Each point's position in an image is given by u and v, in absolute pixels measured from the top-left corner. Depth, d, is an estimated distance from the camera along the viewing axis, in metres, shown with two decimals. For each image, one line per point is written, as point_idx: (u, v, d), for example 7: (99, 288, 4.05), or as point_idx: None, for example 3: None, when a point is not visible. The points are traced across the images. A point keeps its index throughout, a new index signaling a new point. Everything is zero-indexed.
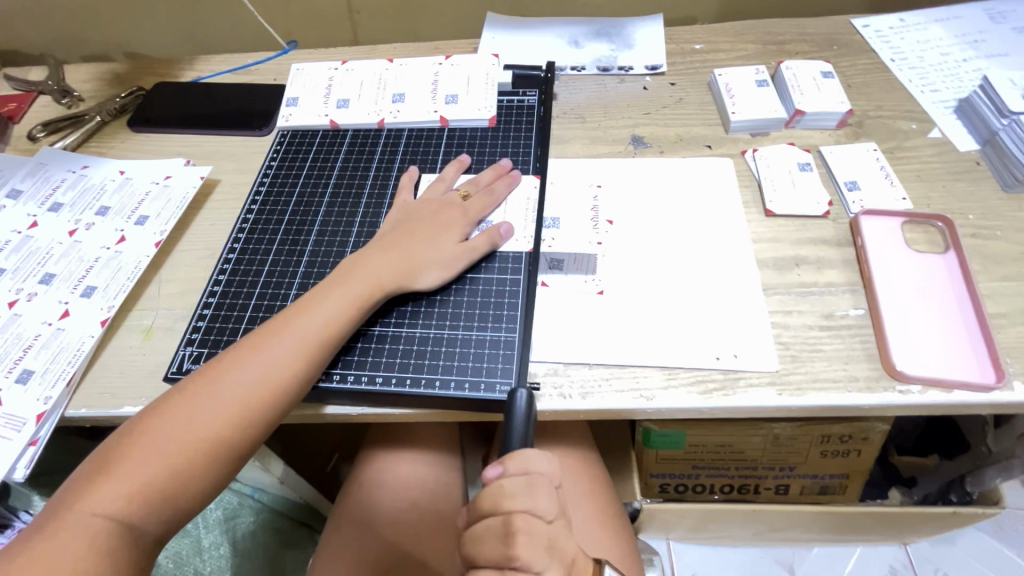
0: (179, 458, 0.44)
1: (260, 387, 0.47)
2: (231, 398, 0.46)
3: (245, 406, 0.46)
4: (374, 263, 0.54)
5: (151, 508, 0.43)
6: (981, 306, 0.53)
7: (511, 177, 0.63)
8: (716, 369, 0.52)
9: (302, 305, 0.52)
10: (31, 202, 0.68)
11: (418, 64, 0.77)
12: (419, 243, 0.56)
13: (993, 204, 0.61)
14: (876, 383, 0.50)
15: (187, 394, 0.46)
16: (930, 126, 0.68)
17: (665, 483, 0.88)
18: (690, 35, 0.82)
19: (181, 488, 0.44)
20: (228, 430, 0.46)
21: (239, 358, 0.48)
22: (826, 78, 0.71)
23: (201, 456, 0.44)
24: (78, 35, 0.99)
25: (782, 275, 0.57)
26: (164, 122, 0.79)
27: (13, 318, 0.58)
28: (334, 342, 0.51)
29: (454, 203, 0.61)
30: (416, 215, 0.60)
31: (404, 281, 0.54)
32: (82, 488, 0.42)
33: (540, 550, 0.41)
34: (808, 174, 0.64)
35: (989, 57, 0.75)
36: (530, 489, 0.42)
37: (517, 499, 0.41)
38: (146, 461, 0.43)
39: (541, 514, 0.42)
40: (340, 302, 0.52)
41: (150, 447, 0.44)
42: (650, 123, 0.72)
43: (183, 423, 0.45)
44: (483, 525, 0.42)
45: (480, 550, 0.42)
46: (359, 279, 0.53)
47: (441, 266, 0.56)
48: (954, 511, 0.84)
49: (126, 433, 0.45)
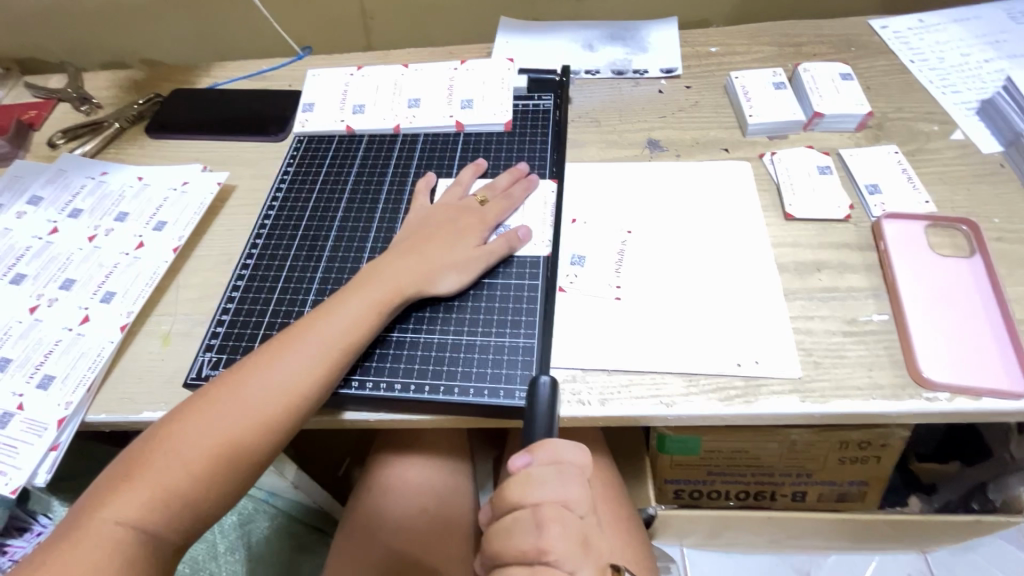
0: (200, 465, 0.44)
1: (280, 394, 0.47)
2: (251, 404, 0.46)
3: (265, 413, 0.46)
4: (393, 268, 0.54)
5: (171, 516, 0.43)
6: (1009, 310, 0.52)
7: (528, 182, 0.64)
8: (737, 376, 0.51)
9: (322, 312, 0.52)
10: (51, 208, 0.69)
11: (433, 69, 0.77)
12: (437, 248, 0.56)
13: (1019, 207, 0.59)
14: (902, 391, 0.49)
15: (207, 400, 0.46)
16: (953, 128, 0.67)
17: (680, 489, 0.88)
18: (705, 38, 0.82)
19: (201, 495, 0.44)
20: (248, 437, 0.46)
21: (260, 364, 0.48)
22: (845, 80, 0.70)
23: (222, 463, 0.45)
24: (96, 43, 1.00)
25: (803, 280, 0.56)
26: (181, 128, 0.79)
27: (34, 323, 0.59)
28: (353, 348, 0.51)
29: (471, 208, 0.61)
30: (434, 220, 0.60)
31: (423, 287, 0.54)
32: (104, 494, 0.42)
33: (571, 543, 0.40)
34: (828, 177, 0.63)
35: (1012, 57, 0.74)
36: (559, 476, 0.42)
37: (547, 488, 0.41)
38: (168, 467, 0.43)
39: (571, 506, 0.42)
40: (359, 307, 0.52)
41: (171, 454, 0.44)
42: (666, 126, 0.71)
43: (204, 429, 0.45)
44: (513, 518, 0.41)
45: (509, 545, 0.41)
46: (378, 285, 0.53)
47: (459, 270, 0.56)
48: (976, 519, 0.82)
49: (148, 439, 0.45)
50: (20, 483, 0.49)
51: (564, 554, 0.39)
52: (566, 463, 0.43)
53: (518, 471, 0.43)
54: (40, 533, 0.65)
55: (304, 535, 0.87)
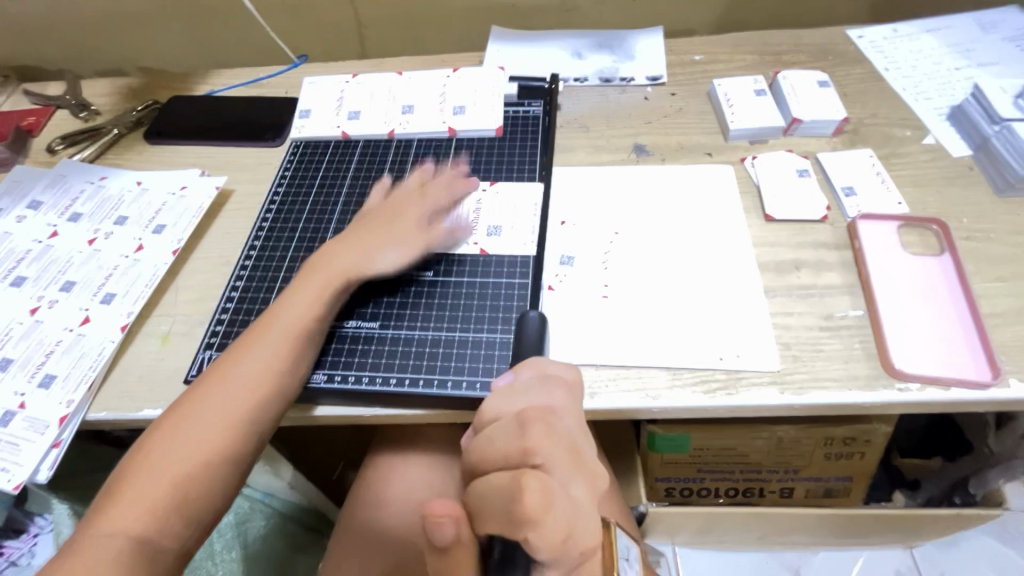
0: (187, 470, 0.46)
1: (248, 392, 0.49)
2: (224, 404, 0.49)
3: (234, 413, 0.49)
4: (334, 255, 0.57)
5: (167, 519, 0.45)
6: (976, 306, 0.55)
7: (460, 171, 0.67)
8: (719, 369, 0.53)
9: (271, 311, 0.54)
10: (51, 213, 0.70)
11: (426, 76, 0.79)
12: (379, 230, 0.59)
13: (987, 208, 0.62)
14: (876, 382, 0.52)
15: (183, 409, 0.49)
16: (924, 133, 0.70)
17: (670, 487, 0.90)
18: (690, 47, 0.85)
19: (193, 499, 0.46)
20: (227, 437, 0.48)
21: (226, 369, 0.50)
22: (822, 87, 0.73)
23: (205, 463, 0.47)
24: (92, 50, 1.02)
25: (783, 278, 0.59)
26: (179, 134, 0.81)
27: (35, 324, 0.60)
28: (309, 339, 0.53)
29: (413, 194, 0.63)
30: (373, 210, 0.62)
31: (362, 273, 0.57)
32: (102, 508, 0.44)
33: (562, 452, 0.35)
34: (806, 180, 0.66)
35: (981, 65, 0.77)
36: (544, 388, 0.39)
37: (529, 397, 0.38)
38: (157, 475, 0.45)
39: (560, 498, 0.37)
40: (307, 296, 0.54)
41: (158, 464, 0.46)
42: (652, 132, 0.74)
43: (187, 435, 0.47)
44: (494, 428, 0.37)
45: (490, 455, 0.35)
46: (317, 277, 0.55)
47: (399, 246, 0.59)
48: (958, 513, 0.84)
49: (133, 455, 0.47)
50: (22, 480, 0.50)
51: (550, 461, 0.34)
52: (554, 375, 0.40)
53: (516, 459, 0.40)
54: (36, 533, 0.68)
55: (300, 535, 0.89)
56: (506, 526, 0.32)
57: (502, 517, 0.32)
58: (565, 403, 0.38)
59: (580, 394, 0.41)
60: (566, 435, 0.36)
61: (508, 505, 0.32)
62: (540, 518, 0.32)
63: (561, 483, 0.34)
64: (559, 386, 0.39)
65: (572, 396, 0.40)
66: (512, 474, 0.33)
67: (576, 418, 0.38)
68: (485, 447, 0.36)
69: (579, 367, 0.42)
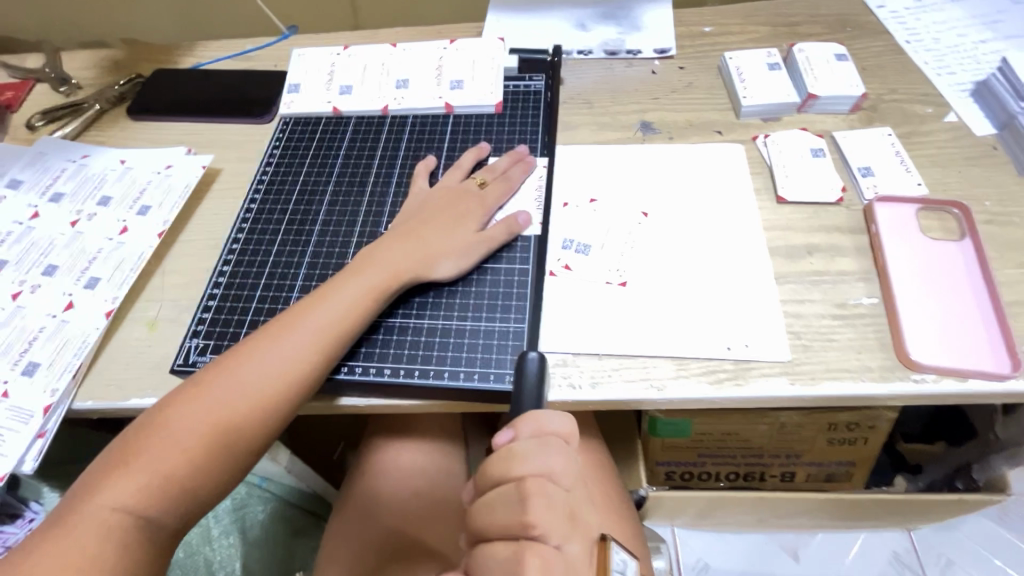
0: (195, 450, 0.44)
1: (275, 380, 0.47)
2: (245, 390, 0.46)
3: (259, 400, 0.46)
4: (390, 252, 0.54)
5: (168, 500, 0.43)
6: (997, 294, 0.52)
7: (526, 165, 0.63)
8: (727, 359, 0.51)
9: (314, 299, 0.51)
10: (31, 192, 0.67)
11: (422, 48, 0.75)
12: (435, 231, 0.56)
13: (1012, 190, 0.59)
14: (890, 373, 0.50)
15: (203, 385, 0.46)
16: (947, 110, 0.67)
17: (671, 470, 0.89)
18: (699, 17, 0.80)
19: (199, 480, 0.44)
20: (242, 421, 0.45)
21: (253, 349, 0.48)
22: (840, 61, 0.69)
23: (214, 449, 0.44)
24: (73, 20, 0.97)
25: (794, 263, 0.56)
26: (164, 110, 0.77)
27: (17, 310, 0.58)
28: (346, 337, 0.50)
29: (471, 191, 0.60)
30: (431, 203, 0.59)
31: (415, 274, 0.53)
32: (99, 480, 0.42)
33: (559, 519, 0.37)
34: (821, 160, 0.63)
35: (1007, 38, 0.73)
36: (543, 449, 0.39)
37: (529, 461, 0.39)
38: (164, 452, 0.43)
39: (557, 479, 0.39)
40: (354, 293, 0.51)
41: (166, 440, 0.44)
42: (658, 108, 0.70)
43: (198, 415, 0.45)
44: (496, 494, 0.38)
45: (492, 521, 0.38)
46: (374, 271, 0.52)
47: (457, 254, 0.55)
48: (959, 497, 0.84)
49: (144, 425, 0.45)
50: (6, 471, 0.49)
51: (544, 528, 0.37)
52: (550, 434, 0.40)
53: (501, 446, 0.40)
54: (32, 519, 0.64)
55: (300, 519, 0.87)
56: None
57: None
58: (562, 465, 0.39)
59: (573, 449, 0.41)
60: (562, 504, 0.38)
61: None
62: None
63: (556, 547, 0.37)
64: (561, 445, 0.40)
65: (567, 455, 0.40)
66: (514, 546, 0.36)
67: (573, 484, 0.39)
68: (486, 514, 0.38)
69: (575, 419, 0.42)
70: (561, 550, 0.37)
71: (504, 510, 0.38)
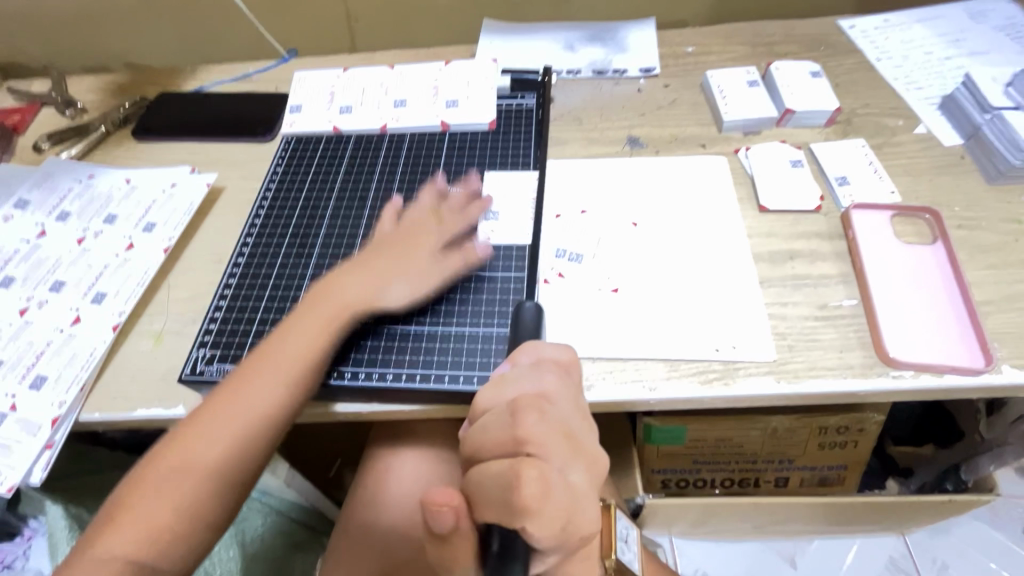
0: (183, 496, 0.47)
1: (246, 421, 0.49)
2: (223, 434, 0.48)
3: (234, 441, 0.48)
4: (346, 289, 0.55)
5: (162, 545, 0.46)
6: (969, 293, 0.55)
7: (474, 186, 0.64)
8: (716, 360, 0.53)
9: (277, 338, 0.53)
10: (39, 212, 0.69)
11: (419, 70, 0.78)
12: (389, 264, 0.56)
13: (980, 196, 0.63)
14: (870, 370, 0.52)
15: (183, 432, 0.48)
16: (917, 122, 0.70)
17: (667, 479, 0.91)
18: (682, 38, 0.85)
19: (190, 522, 0.47)
20: (222, 464, 0.48)
21: (225, 393, 0.50)
22: (815, 78, 0.73)
23: (200, 492, 0.47)
24: (78, 46, 1.00)
25: (777, 268, 0.59)
26: (168, 131, 0.80)
27: (25, 325, 0.59)
28: (314, 373, 0.52)
29: (424, 220, 0.60)
30: (385, 237, 0.60)
31: (365, 304, 0.55)
32: (97, 534, 0.45)
33: (555, 435, 0.35)
34: (800, 170, 0.66)
35: (972, 55, 0.77)
36: (537, 374, 0.39)
37: (523, 383, 0.39)
38: (153, 502, 0.46)
39: (551, 397, 0.38)
40: (314, 332, 0.53)
41: (154, 489, 0.46)
42: (645, 124, 0.74)
43: (181, 463, 0.47)
44: (490, 416, 0.37)
45: (486, 443, 0.35)
46: (329, 309, 0.54)
47: (410, 284, 0.56)
48: (950, 499, 0.86)
49: (135, 477, 0.47)
50: (16, 482, 0.50)
51: (538, 440, 0.34)
52: (548, 360, 0.41)
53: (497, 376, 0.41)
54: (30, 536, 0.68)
55: (299, 533, 0.88)
56: (504, 515, 0.31)
57: (501, 505, 0.32)
58: (558, 389, 0.38)
59: (576, 378, 0.41)
60: (560, 420, 0.36)
61: (505, 492, 0.32)
62: (538, 504, 0.31)
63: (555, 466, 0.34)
64: (554, 369, 0.40)
65: (567, 381, 0.40)
66: (510, 462, 0.33)
67: (571, 403, 0.38)
68: (480, 437, 0.36)
69: (573, 350, 0.43)
70: (565, 475, 0.34)
71: (498, 431, 0.36)
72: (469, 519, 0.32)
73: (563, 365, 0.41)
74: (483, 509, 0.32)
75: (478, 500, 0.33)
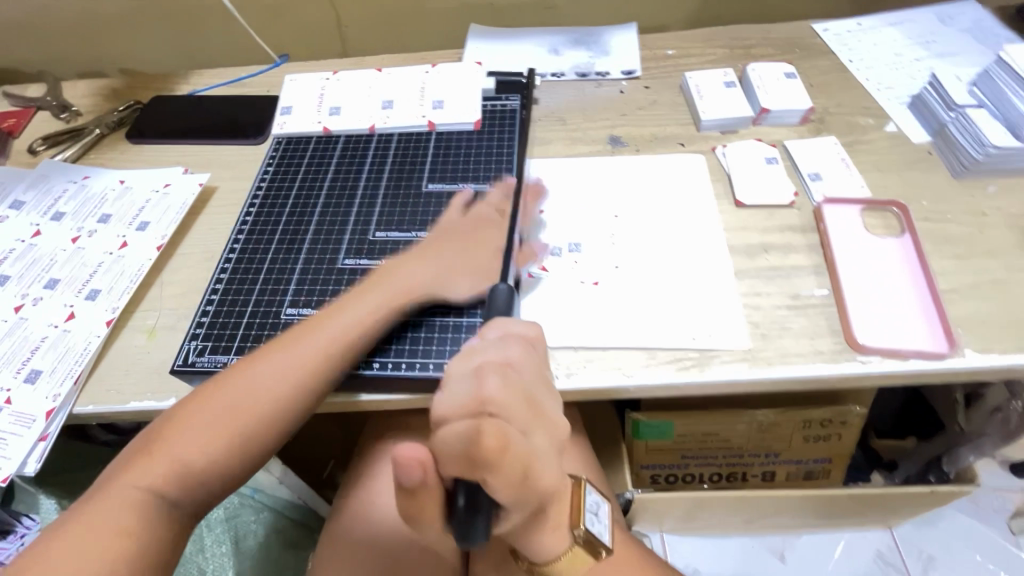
0: (214, 441, 0.46)
1: (290, 376, 0.50)
2: (261, 388, 0.49)
3: (274, 395, 0.49)
4: (409, 270, 0.57)
5: (186, 484, 0.45)
6: (934, 282, 0.58)
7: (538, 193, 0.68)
8: (692, 348, 0.55)
9: (331, 307, 0.54)
10: (34, 212, 0.71)
11: (407, 73, 0.80)
12: (459, 253, 0.59)
13: (946, 190, 0.65)
14: (840, 355, 0.54)
15: (222, 382, 0.49)
16: (886, 121, 0.73)
17: (656, 474, 0.93)
18: (662, 42, 0.87)
19: (211, 468, 0.46)
20: (255, 414, 0.48)
21: (272, 349, 0.51)
22: (789, 79, 0.76)
23: (230, 438, 0.47)
24: (73, 52, 1.02)
25: (751, 260, 0.61)
26: (161, 133, 0.81)
27: (20, 321, 0.61)
28: (361, 341, 0.53)
29: (495, 216, 0.62)
30: (457, 227, 0.61)
31: (435, 290, 0.57)
32: (125, 466, 0.45)
33: (520, 400, 0.35)
34: (774, 167, 0.69)
35: (940, 56, 0.80)
36: (502, 343, 0.39)
37: (490, 351, 0.38)
38: (182, 443, 0.46)
39: (517, 366, 0.38)
40: (366, 303, 0.54)
41: (185, 431, 0.46)
42: (627, 124, 0.76)
43: (215, 408, 0.47)
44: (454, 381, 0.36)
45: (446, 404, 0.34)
46: (389, 284, 0.56)
47: (478, 272, 0.58)
48: (931, 490, 0.88)
49: (165, 419, 0.47)
50: (11, 472, 0.51)
51: (504, 403, 0.34)
52: (516, 334, 0.42)
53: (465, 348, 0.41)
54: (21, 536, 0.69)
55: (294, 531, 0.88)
56: (465, 468, 0.32)
57: (461, 457, 0.32)
58: (522, 358, 0.38)
59: (540, 352, 0.42)
60: (523, 386, 0.36)
61: (468, 446, 0.31)
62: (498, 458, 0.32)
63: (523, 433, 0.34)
64: (521, 341, 0.40)
65: (532, 354, 0.40)
66: (471, 420, 0.32)
67: (536, 373, 0.38)
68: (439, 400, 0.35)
69: (539, 326, 0.43)
70: (526, 438, 0.34)
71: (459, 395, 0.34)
72: (434, 474, 0.32)
73: (529, 339, 0.42)
74: (447, 466, 0.32)
75: (443, 459, 0.32)
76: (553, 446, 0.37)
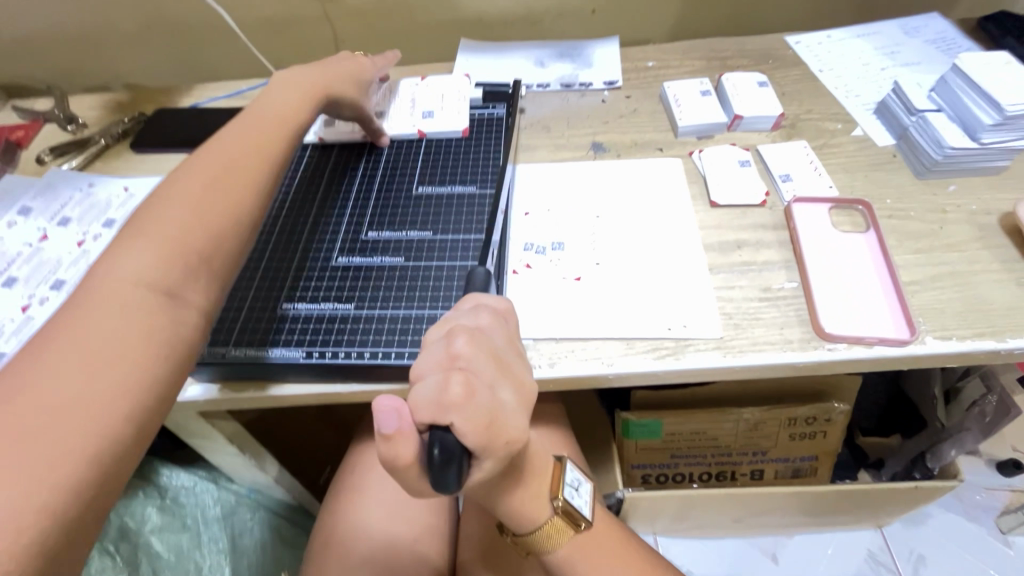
0: (137, 277, 0.45)
1: (199, 200, 0.52)
2: (177, 219, 0.50)
3: (192, 218, 0.51)
4: (285, 92, 0.67)
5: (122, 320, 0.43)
6: (897, 274, 0.61)
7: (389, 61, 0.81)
8: (668, 338, 0.58)
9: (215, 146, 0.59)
10: (41, 218, 0.74)
11: (398, 84, 0.85)
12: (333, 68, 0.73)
13: (909, 189, 0.69)
14: (809, 343, 0.57)
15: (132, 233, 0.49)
16: (854, 126, 0.77)
17: (647, 474, 0.95)
18: (643, 54, 0.92)
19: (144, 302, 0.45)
20: (177, 238, 0.49)
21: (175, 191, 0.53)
22: (762, 87, 0.80)
23: (158, 263, 0.47)
24: (80, 68, 1.07)
25: (725, 256, 0.64)
26: (164, 143, 0.85)
27: (27, 320, 0.64)
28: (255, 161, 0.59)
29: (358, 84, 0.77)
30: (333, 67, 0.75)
31: (325, 94, 0.70)
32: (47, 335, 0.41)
33: (486, 356, 0.39)
34: (748, 169, 0.72)
35: (905, 65, 0.85)
36: (474, 312, 0.44)
37: (460, 318, 0.43)
38: (107, 291, 0.44)
39: (484, 330, 0.42)
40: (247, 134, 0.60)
41: (108, 283, 0.45)
42: (608, 131, 0.80)
43: (133, 255, 0.47)
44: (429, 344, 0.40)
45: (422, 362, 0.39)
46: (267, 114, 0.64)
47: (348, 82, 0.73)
48: (915, 485, 0.89)
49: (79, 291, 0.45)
50: None
51: (472, 358, 0.38)
52: (488, 304, 0.46)
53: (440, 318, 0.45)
54: None
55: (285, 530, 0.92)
56: (437, 413, 0.35)
57: (434, 404, 0.35)
58: (490, 324, 0.43)
59: (511, 324, 0.46)
60: (488, 345, 0.40)
61: (439, 395, 0.35)
62: (465, 403, 0.35)
63: (490, 385, 0.38)
64: (490, 309, 0.45)
65: (502, 322, 0.45)
66: (443, 373, 0.37)
67: (502, 337, 0.43)
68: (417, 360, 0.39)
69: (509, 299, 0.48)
70: (493, 391, 0.38)
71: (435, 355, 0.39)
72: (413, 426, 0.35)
73: (499, 311, 0.46)
74: (420, 412, 0.35)
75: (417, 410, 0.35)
76: (522, 403, 0.40)
